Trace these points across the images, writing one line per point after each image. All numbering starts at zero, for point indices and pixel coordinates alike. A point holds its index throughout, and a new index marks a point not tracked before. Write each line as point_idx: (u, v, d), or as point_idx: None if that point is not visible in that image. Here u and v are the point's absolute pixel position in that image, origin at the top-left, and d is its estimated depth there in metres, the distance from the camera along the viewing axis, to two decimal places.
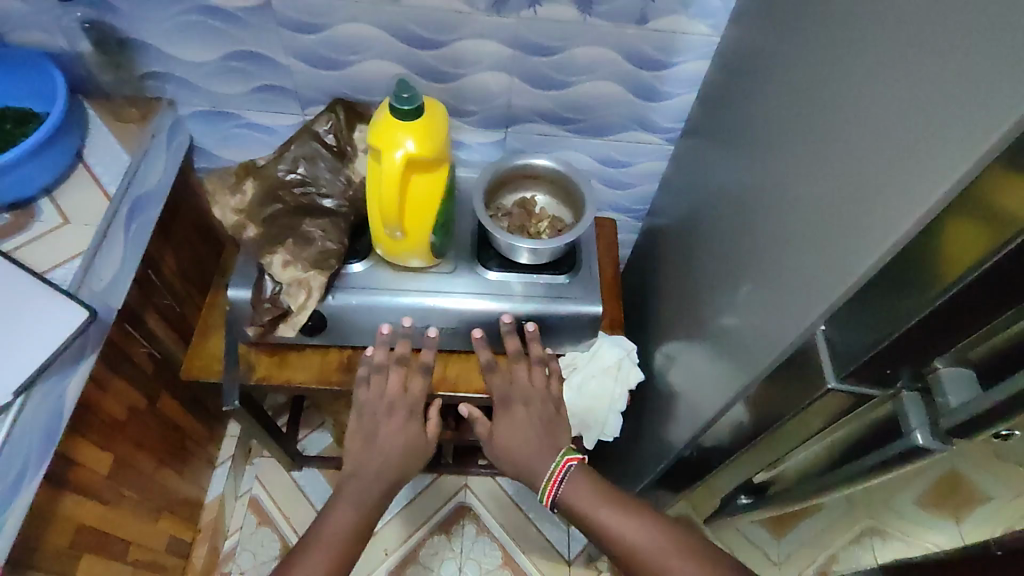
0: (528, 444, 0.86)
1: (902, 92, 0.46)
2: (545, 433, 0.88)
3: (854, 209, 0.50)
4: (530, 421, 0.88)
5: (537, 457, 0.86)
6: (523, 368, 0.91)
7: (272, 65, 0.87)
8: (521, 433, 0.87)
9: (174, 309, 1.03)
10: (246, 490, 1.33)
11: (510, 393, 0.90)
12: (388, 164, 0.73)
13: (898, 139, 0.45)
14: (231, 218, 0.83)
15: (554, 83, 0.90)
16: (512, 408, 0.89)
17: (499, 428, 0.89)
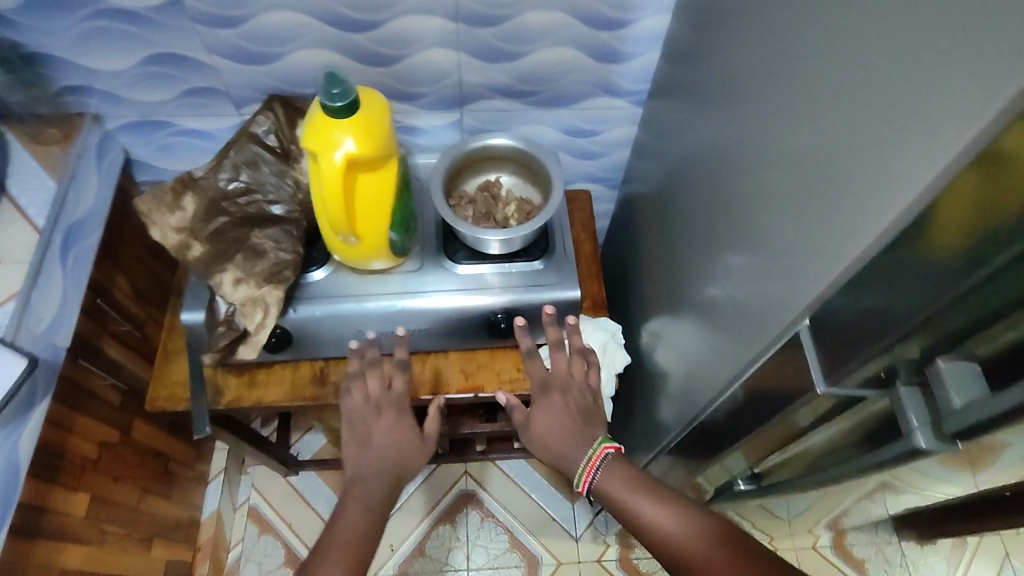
0: (566, 433, 0.81)
1: (883, 48, 0.39)
2: (583, 421, 0.82)
3: (838, 185, 0.44)
4: (569, 409, 0.82)
5: (575, 445, 0.80)
6: (563, 353, 0.84)
7: (196, 67, 0.79)
8: (560, 421, 0.82)
9: (134, 333, 0.99)
10: (244, 501, 1.31)
11: (548, 380, 0.84)
12: (328, 168, 0.67)
13: (884, 104, 0.39)
14: (173, 239, 0.78)
15: (506, 55, 0.82)
16: (551, 397, 0.83)
17: (537, 416, 0.83)
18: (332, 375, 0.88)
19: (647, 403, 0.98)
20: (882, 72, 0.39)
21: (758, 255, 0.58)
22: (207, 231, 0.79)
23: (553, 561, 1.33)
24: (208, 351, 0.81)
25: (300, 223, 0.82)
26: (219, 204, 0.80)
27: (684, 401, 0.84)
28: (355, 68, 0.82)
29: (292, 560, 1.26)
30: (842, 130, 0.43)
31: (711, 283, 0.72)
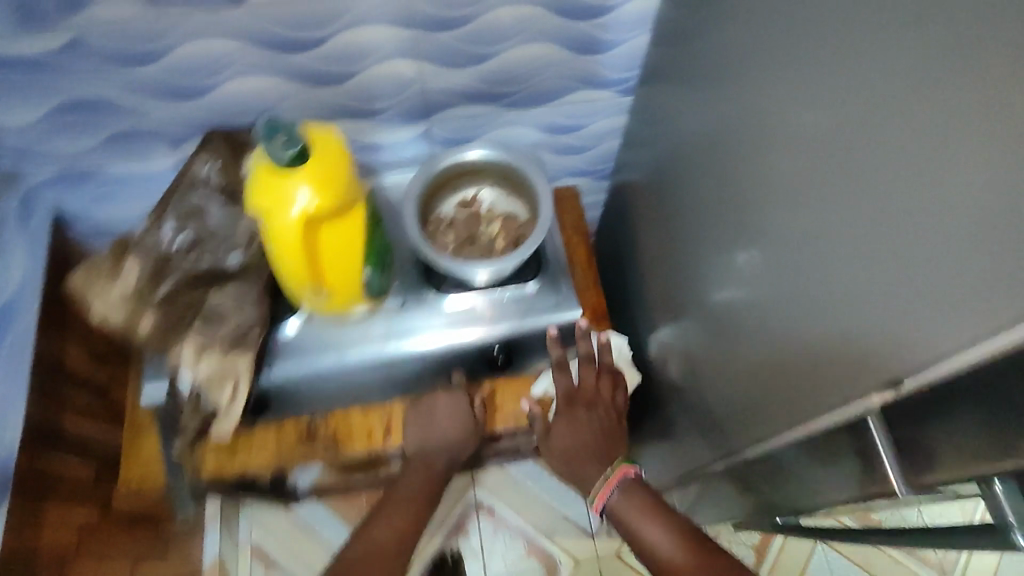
0: (590, 449, 0.75)
1: (994, 69, 0.31)
2: (608, 439, 0.76)
3: (931, 238, 0.36)
4: (593, 426, 0.76)
5: (591, 462, 0.74)
6: (592, 369, 0.79)
7: (116, 110, 0.68)
8: (582, 436, 0.75)
9: (98, 403, 0.89)
10: (246, 540, 1.26)
11: (575, 393, 0.78)
12: (279, 228, 0.58)
13: (1001, 143, 0.31)
14: (119, 313, 0.68)
15: (475, 58, 0.72)
16: (576, 411, 0.77)
17: (558, 430, 0.76)
18: (320, 432, 0.80)
19: (660, 412, 0.92)
20: (998, 106, 0.31)
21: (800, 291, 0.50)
22: (158, 296, 0.69)
23: (571, 560, 1.30)
24: (179, 440, 0.76)
25: (263, 272, 0.72)
26: (167, 264, 0.70)
27: (702, 417, 0.79)
28: (303, 92, 0.71)
29: None
30: (933, 171, 0.35)
31: (733, 303, 0.65)
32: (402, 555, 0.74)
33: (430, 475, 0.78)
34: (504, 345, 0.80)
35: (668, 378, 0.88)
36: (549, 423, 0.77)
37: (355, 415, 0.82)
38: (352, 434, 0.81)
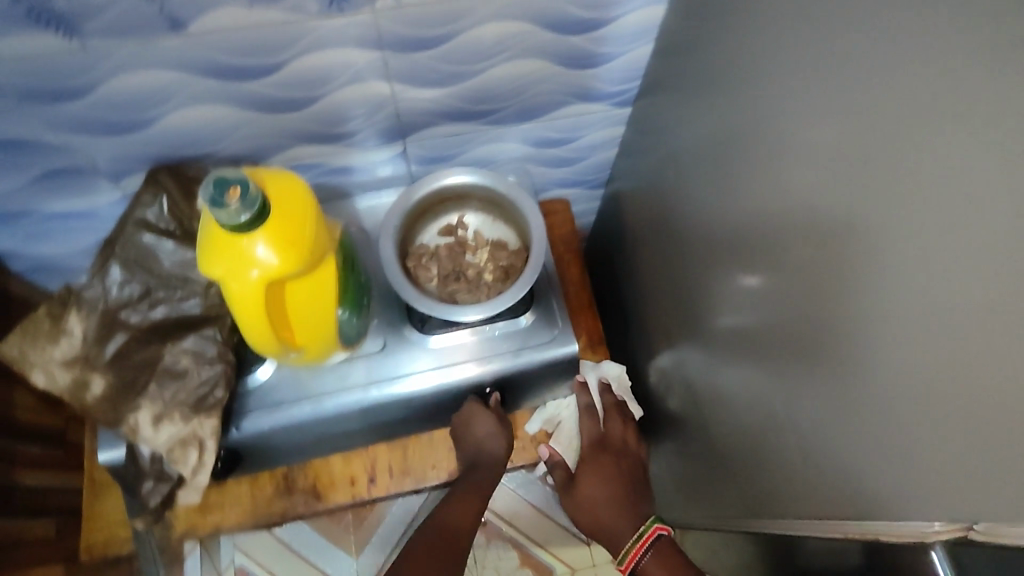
0: (620, 501, 0.76)
1: None
2: (637, 490, 0.78)
3: None
4: (622, 477, 0.78)
5: (620, 519, 0.76)
6: (619, 418, 0.81)
7: (47, 147, 0.59)
8: (611, 488, 0.77)
9: (54, 451, 0.84)
10: (228, 564, 1.19)
11: (604, 442, 0.79)
12: (239, 296, 0.51)
13: None
14: (63, 379, 0.60)
15: (457, 76, 0.64)
16: (604, 461, 0.78)
17: (586, 480, 0.78)
18: (299, 482, 0.76)
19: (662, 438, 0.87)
20: None
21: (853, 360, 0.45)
22: (106, 356, 0.61)
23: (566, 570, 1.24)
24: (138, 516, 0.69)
25: (223, 320, 0.65)
26: (115, 317, 0.62)
27: (708, 455, 0.74)
28: (261, 119, 0.63)
29: None
30: None
31: (753, 350, 0.59)
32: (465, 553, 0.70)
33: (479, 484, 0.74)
34: (494, 385, 0.74)
35: (671, 406, 0.83)
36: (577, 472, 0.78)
37: (336, 462, 0.77)
38: (334, 482, 0.76)
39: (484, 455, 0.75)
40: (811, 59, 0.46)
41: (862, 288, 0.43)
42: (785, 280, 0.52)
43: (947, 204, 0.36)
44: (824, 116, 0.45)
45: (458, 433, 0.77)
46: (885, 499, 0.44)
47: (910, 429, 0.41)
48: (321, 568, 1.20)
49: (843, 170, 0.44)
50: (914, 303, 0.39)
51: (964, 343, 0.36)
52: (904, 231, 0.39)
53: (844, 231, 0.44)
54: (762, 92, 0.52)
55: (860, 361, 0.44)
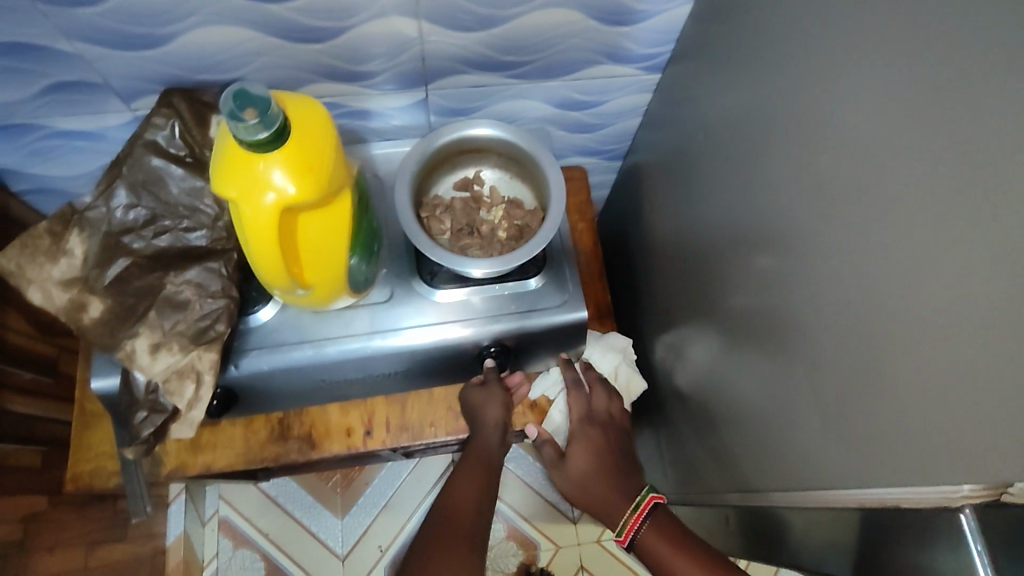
0: (608, 473, 0.74)
1: None
2: (625, 461, 0.76)
3: None
4: (609, 449, 0.76)
5: (613, 493, 0.73)
6: (604, 391, 0.79)
7: (58, 57, 0.57)
8: (600, 460, 0.75)
9: (44, 378, 0.84)
10: (213, 513, 1.19)
11: (591, 415, 0.77)
12: (251, 222, 0.49)
13: None
14: (61, 298, 0.60)
15: (487, 21, 0.62)
16: (592, 433, 0.76)
17: (574, 455, 0.76)
18: (293, 429, 0.75)
19: (665, 416, 0.86)
20: None
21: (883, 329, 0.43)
22: (105, 280, 0.60)
23: (551, 546, 1.22)
24: (128, 445, 0.67)
25: (229, 255, 0.63)
26: (118, 242, 0.61)
27: (712, 433, 0.73)
28: (281, 47, 0.61)
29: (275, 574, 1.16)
30: None
31: (768, 323, 0.58)
32: (486, 530, 0.70)
33: (484, 462, 0.73)
34: (500, 346, 0.72)
35: (676, 384, 0.82)
36: (567, 448, 0.76)
37: (332, 412, 0.77)
38: (329, 432, 0.76)
39: (484, 432, 0.75)
40: (858, 16, 0.45)
41: (898, 256, 0.42)
42: (812, 248, 0.51)
43: (998, 165, 0.35)
44: (868, 76, 0.44)
45: (466, 415, 0.76)
46: (902, 467, 0.43)
47: (941, 401, 0.39)
48: (306, 524, 1.19)
49: (883, 131, 0.42)
50: (955, 268, 0.38)
51: (1010, 310, 0.34)
52: (950, 195, 0.38)
53: (881, 196, 0.43)
54: (801, 53, 0.50)
55: (892, 333, 0.43)
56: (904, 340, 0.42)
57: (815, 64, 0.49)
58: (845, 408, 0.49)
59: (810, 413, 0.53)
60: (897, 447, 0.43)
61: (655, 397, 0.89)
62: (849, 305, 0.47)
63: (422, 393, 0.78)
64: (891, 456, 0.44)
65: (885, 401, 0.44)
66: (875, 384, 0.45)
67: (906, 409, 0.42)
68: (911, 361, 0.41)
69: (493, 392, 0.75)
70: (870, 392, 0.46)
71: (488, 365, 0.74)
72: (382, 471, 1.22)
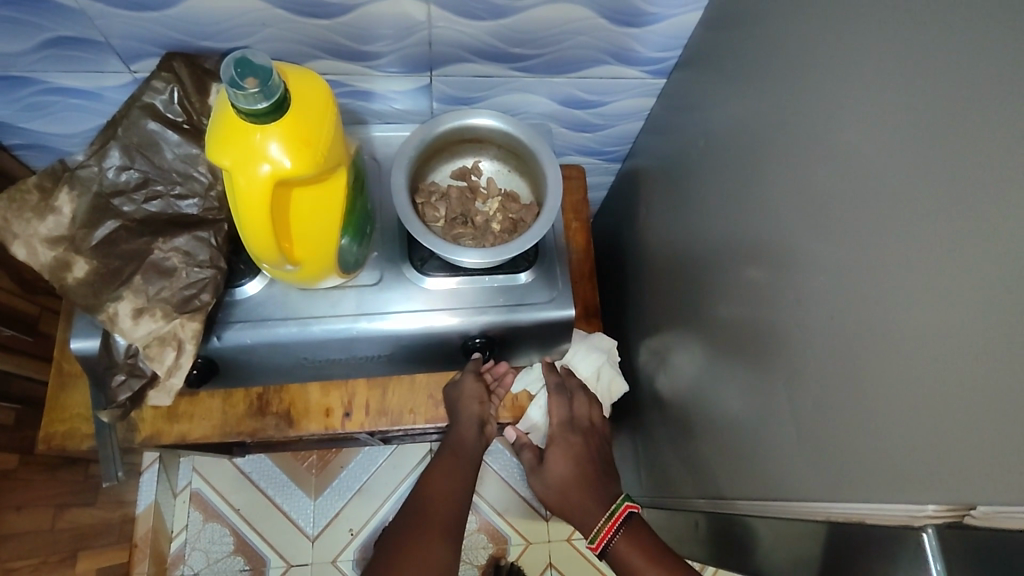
0: (587, 480, 0.75)
1: None
2: (604, 469, 0.76)
3: None
4: (589, 456, 0.76)
5: (590, 502, 0.74)
6: (585, 398, 0.79)
7: (59, 11, 0.56)
8: (579, 467, 0.75)
9: (23, 336, 0.83)
10: (185, 485, 1.19)
11: (572, 421, 0.77)
12: (245, 191, 0.48)
13: None
14: (46, 256, 0.59)
15: (497, 11, 0.62)
16: (573, 440, 0.76)
17: (553, 461, 0.76)
18: (272, 405, 0.75)
19: (646, 419, 0.86)
20: None
21: (870, 349, 0.44)
22: (92, 240, 0.60)
23: (521, 541, 1.22)
24: (105, 409, 0.66)
25: (220, 226, 0.63)
26: (108, 203, 0.60)
27: (688, 440, 0.74)
28: (287, 20, 0.60)
29: (243, 549, 1.16)
30: None
31: (753, 334, 0.58)
32: (461, 522, 0.70)
33: (462, 457, 0.73)
34: (483, 338, 0.72)
35: (658, 388, 0.82)
36: (546, 454, 0.77)
37: (313, 391, 0.77)
38: (308, 411, 0.76)
39: (463, 425, 0.74)
40: (864, 33, 0.45)
41: (884, 276, 0.42)
42: (800, 263, 0.51)
43: (991, 191, 0.35)
44: (871, 96, 0.44)
45: (449, 406, 0.76)
46: (874, 484, 0.44)
47: (916, 420, 0.40)
48: (278, 503, 1.18)
49: (878, 151, 0.43)
50: (939, 291, 0.38)
51: (991, 336, 0.35)
52: (941, 219, 0.38)
53: (873, 214, 0.43)
54: (805, 68, 0.51)
55: (871, 351, 0.44)
56: (884, 359, 0.42)
57: (820, 78, 0.49)
58: (821, 423, 0.49)
59: (786, 425, 0.54)
60: (870, 462, 0.44)
61: (636, 400, 0.90)
62: (834, 321, 0.47)
63: (406, 379, 0.78)
64: (864, 470, 0.45)
65: (861, 416, 0.45)
66: (853, 400, 0.46)
67: (880, 426, 0.43)
68: (890, 380, 0.42)
69: (467, 385, 0.75)
70: (846, 406, 0.46)
71: (473, 356, 0.74)
72: (358, 456, 1.22)
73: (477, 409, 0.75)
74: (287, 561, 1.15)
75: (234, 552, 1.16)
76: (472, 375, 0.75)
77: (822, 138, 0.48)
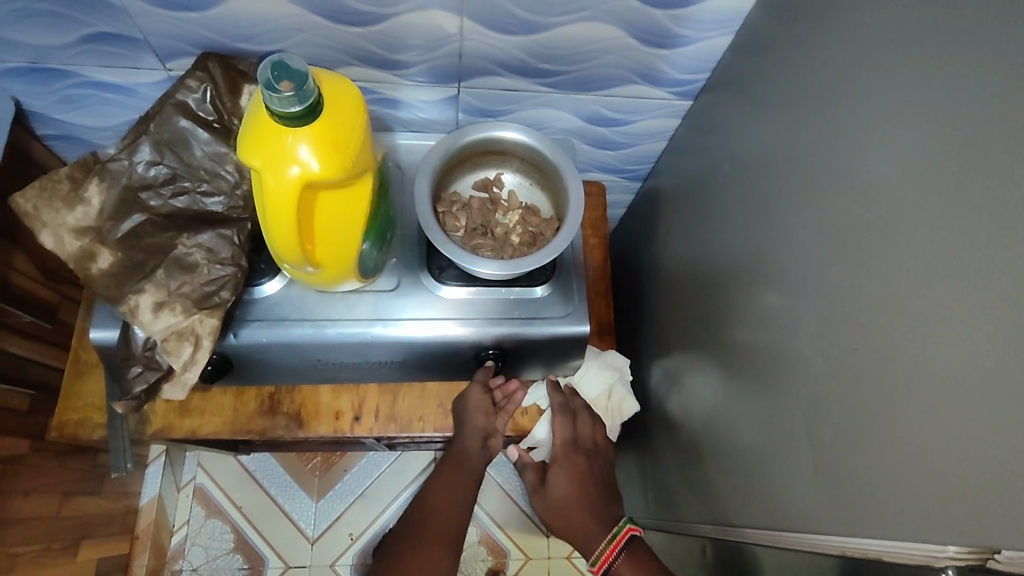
0: (589, 503, 0.74)
1: None
2: (606, 490, 0.76)
3: None
4: (592, 477, 0.75)
5: (591, 524, 0.73)
6: (589, 418, 0.79)
7: (100, 8, 0.58)
8: (582, 489, 0.75)
9: (43, 323, 0.85)
10: (189, 480, 1.19)
11: (576, 441, 0.77)
12: (274, 190, 0.49)
13: None
14: (72, 245, 0.60)
15: (528, 27, 0.63)
16: (576, 460, 0.76)
17: (555, 481, 0.75)
18: (283, 405, 0.76)
19: (655, 440, 0.86)
20: None
21: (887, 383, 0.43)
22: (118, 233, 0.61)
23: (521, 557, 1.21)
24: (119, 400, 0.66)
25: (243, 224, 0.64)
26: (136, 196, 0.61)
27: (697, 463, 0.73)
28: (322, 26, 0.61)
29: (242, 548, 1.15)
30: None
31: (769, 361, 0.58)
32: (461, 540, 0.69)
33: (465, 471, 0.72)
34: (496, 349, 0.72)
35: (668, 409, 0.81)
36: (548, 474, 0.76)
37: (324, 393, 0.77)
38: (318, 413, 0.76)
39: (467, 438, 0.74)
40: (896, 65, 0.44)
41: (905, 308, 0.42)
42: (819, 291, 0.51)
43: (1016, 230, 0.34)
44: (898, 128, 0.44)
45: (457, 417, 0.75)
46: (888, 519, 0.43)
47: (933, 456, 0.39)
48: (280, 503, 1.18)
49: (902, 184, 0.43)
50: (960, 328, 0.38)
51: (1012, 377, 0.34)
52: (965, 256, 0.37)
53: (896, 247, 0.43)
54: (833, 97, 0.51)
55: (890, 385, 0.43)
56: (902, 394, 0.42)
57: (847, 108, 0.49)
58: (835, 455, 0.49)
59: (799, 454, 0.53)
60: (884, 496, 0.44)
61: (645, 420, 0.89)
62: (850, 352, 0.47)
63: (415, 386, 0.78)
64: (877, 504, 0.44)
65: (877, 450, 0.44)
66: (869, 433, 0.45)
67: (896, 461, 0.42)
68: (907, 415, 0.41)
69: (474, 398, 0.74)
70: (862, 438, 0.46)
71: (485, 368, 0.74)
72: (363, 460, 1.22)
73: (484, 421, 0.74)
74: (285, 562, 1.15)
75: (233, 550, 1.16)
76: (479, 385, 0.74)
77: (848, 168, 0.48)
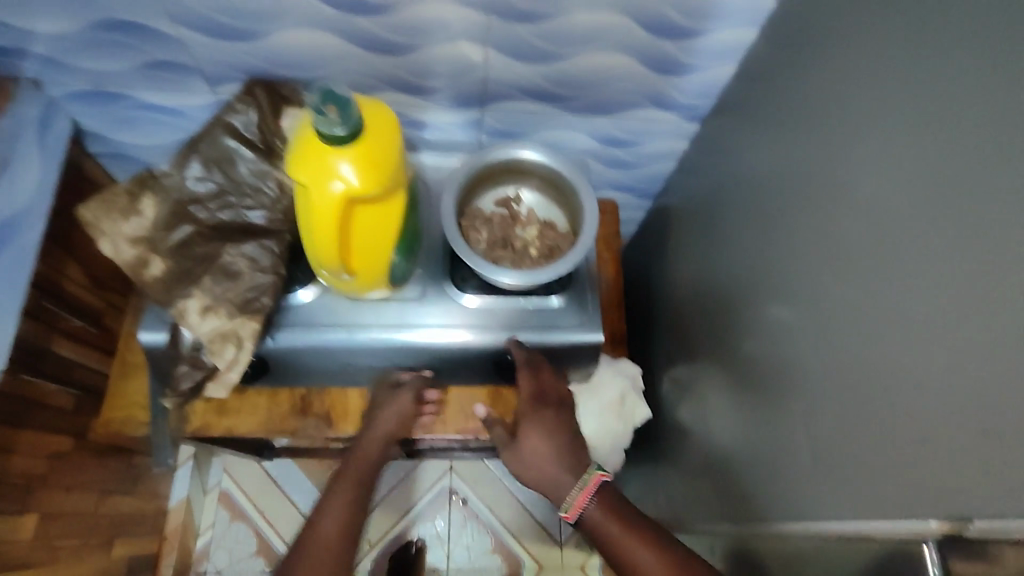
0: (561, 453, 0.72)
1: None
2: (576, 439, 0.74)
3: None
4: (561, 427, 0.73)
5: (562, 473, 0.71)
6: (552, 369, 0.75)
7: (160, 39, 0.64)
8: (555, 441, 0.72)
9: (90, 329, 0.91)
10: (215, 484, 1.23)
11: (542, 394, 0.74)
12: (318, 202, 0.54)
13: None
14: (127, 252, 0.65)
15: (546, 56, 0.68)
16: (545, 414, 0.74)
17: (527, 436, 0.73)
18: (314, 406, 0.79)
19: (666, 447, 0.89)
20: None
21: (879, 382, 0.47)
22: (169, 242, 0.66)
23: (534, 567, 1.23)
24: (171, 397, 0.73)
25: (283, 235, 0.69)
26: (185, 209, 0.66)
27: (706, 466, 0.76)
28: (358, 55, 0.67)
29: (265, 551, 1.19)
30: None
31: (772, 366, 0.61)
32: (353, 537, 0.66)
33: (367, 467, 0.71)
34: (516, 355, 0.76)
35: (679, 417, 0.85)
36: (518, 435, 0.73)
37: (352, 395, 0.80)
38: (347, 414, 0.79)
39: (374, 433, 0.73)
40: (882, 93, 0.49)
41: (893, 313, 0.46)
42: (818, 300, 0.55)
43: (989, 240, 0.38)
44: (885, 150, 0.48)
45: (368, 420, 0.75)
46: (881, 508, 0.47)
47: (920, 447, 0.43)
48: (301, 508, 1.22)
49: (889, 200, 0.47)
50: (942, 330, 0.41)
51: (986, 372, 0.38)
52: (944, 264, 0.41)
53: (884, 257, 0.47)
54: (828, 121, 0.55)
55: (882, 384, 0.47)
56: (892, 392, 0.46)
57: (841, 130, 0.53)
58: (834, 452, 0.52)
59: (801, 452, 0.57)
60: (879, 487, 0.47)
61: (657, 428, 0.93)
62: (846, 356, 0.51)
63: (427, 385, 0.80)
64: (872, 495, 0.47)
65: (871, 445, 0.48)
66: (864, 429, 0.49)
67: (889, 454, 0.46)
68: (897, 411, 0.45)
69: (399, 398, 0.74)
70: (858, 434, 0.49)
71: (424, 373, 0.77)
72: None
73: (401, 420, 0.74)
74: None
75: (256, 553, 1.19)
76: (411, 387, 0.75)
77: (842, 186, 0.52)
